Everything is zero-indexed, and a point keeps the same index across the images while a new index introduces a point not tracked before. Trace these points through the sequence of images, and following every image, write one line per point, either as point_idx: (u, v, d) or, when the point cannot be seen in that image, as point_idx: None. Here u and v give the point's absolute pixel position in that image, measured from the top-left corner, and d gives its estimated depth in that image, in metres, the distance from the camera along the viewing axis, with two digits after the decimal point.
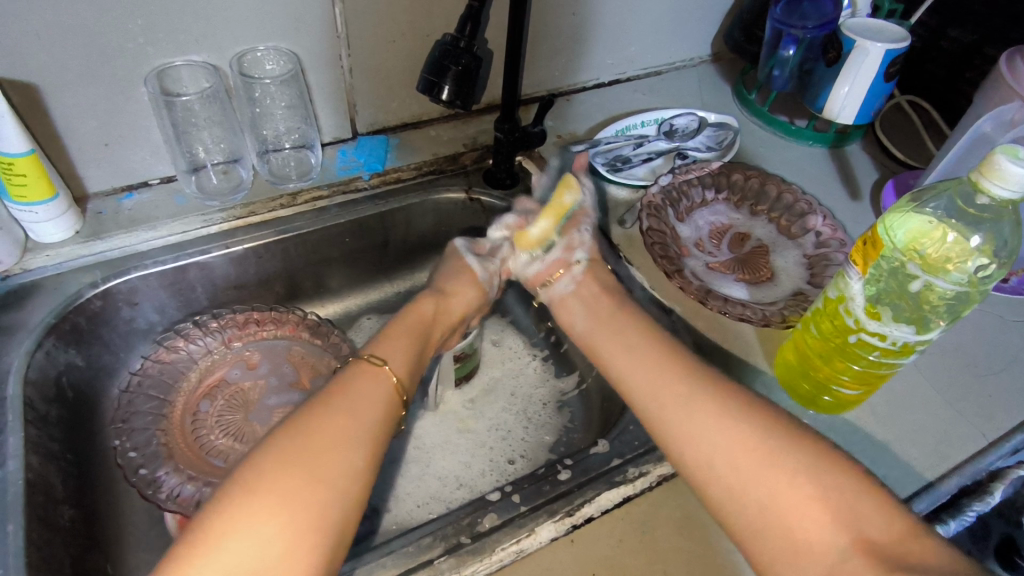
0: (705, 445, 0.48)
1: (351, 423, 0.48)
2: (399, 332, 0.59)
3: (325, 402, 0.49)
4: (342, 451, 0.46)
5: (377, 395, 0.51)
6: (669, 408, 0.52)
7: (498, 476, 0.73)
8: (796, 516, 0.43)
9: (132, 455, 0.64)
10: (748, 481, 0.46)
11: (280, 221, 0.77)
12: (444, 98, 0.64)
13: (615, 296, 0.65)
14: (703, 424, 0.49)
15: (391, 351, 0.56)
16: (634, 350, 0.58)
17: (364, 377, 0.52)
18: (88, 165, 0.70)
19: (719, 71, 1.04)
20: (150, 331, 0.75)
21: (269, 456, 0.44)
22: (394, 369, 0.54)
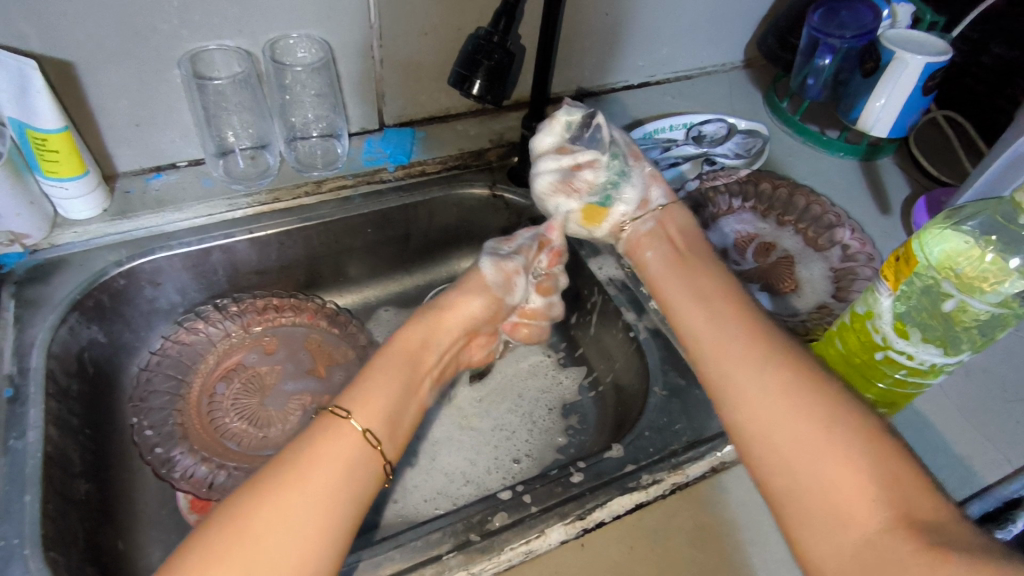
0: (748, 387, 0.49)
1: (308, 495, 0.44)
2: (384, 375, 0.53)
3: (279, 472, 0.45)
4: (294, 528, 0.43)
5: (337, 458, 0.47)
6: (714, 344, 0.53)
7: (505, 475, 0.73)
8: (838, 488, 0.41)
9: (149, 433, 0.64)
10: (793, 440, 0.44)
11: (304, 209, 0.77)
12: (474, 93, 0.63)
13: (696, 246, 0.64)
14: (748, 369, 0.49)
15: (371, 402, 0.51)
16: (705, 307, 0.56)
17: (327, 441, 0.48)
18: (118, 144, 0.71)
19: (751, 78, 1.03)
20: (171, 311, 0.75)
21: (223, 527, 0.42)
22: (362, 422, 0.49)
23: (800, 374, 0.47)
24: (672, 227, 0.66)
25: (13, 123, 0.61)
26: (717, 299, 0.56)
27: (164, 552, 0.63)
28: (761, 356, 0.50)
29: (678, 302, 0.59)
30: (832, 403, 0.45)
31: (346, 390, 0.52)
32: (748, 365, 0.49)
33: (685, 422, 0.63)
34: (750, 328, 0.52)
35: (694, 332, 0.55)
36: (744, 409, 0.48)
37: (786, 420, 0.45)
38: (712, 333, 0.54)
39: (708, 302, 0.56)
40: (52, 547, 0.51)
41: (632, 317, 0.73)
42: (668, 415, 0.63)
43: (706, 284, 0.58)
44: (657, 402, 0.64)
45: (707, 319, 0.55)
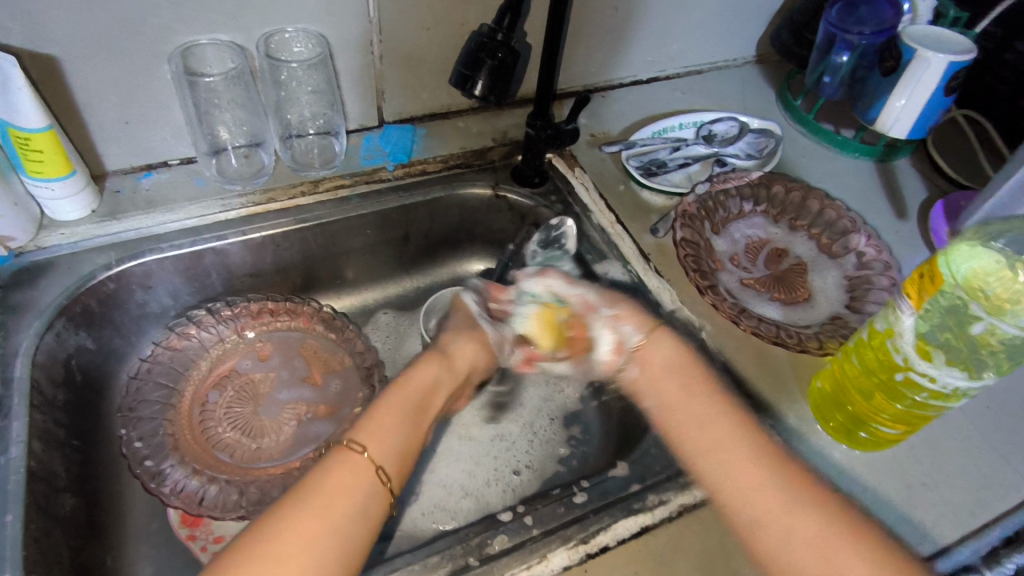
0: (785, 552, 0.45)
1: (327, 518, 0.45)
2: (388, 408, 0.54)
3: (310, 490, 0.46)
4: (316, 550, 0.43)
5: (349, 490, 0.47)
6: (733, 496, 0.48)
7: (504, 487, 0.72)
8: (831, 569, 0.43)
9: (138, 445, 0.62)
10: (789, 535, 0.45)
11: (300, 209, 0.74)
12: (477, 93, 0.60)
13: (684, 357, 0.56)
14: (778, 531, 0.45)
15: (381, 434, 0.51)
16: (721, 446, 0.50)
17: (338, 469, 0.48)
18: (106, 142, 0.68)
19: (763, 73, 0.99)
20: (163, 315, 0.73)
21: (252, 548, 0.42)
22: (375, 456, 0.50)
23: (772, 470, 0.48)
24: (656, 356, 0.57)
25: None
26: (687, 386, 0.54)
27: (154, 567, 0.61)
28: (793, 513, 0.45)
29: (687, 435, 0.52)
30: (793, 490, 0.46)
31: (358, 422, 0.52)
32: (782, 524, 0.45)
33: None
34: (726, 424, 0.51)
35: (683, 426, 0.52)
36: None
37: (762, 502, 0.46)
38: (693, 436, 0.51)
39: (683, 395, 0.54)
40: (35, 568, 0.50)
41: None
42: None
43: (680, 370, 0.55)
44: None
45: (720, 471, 0.49)
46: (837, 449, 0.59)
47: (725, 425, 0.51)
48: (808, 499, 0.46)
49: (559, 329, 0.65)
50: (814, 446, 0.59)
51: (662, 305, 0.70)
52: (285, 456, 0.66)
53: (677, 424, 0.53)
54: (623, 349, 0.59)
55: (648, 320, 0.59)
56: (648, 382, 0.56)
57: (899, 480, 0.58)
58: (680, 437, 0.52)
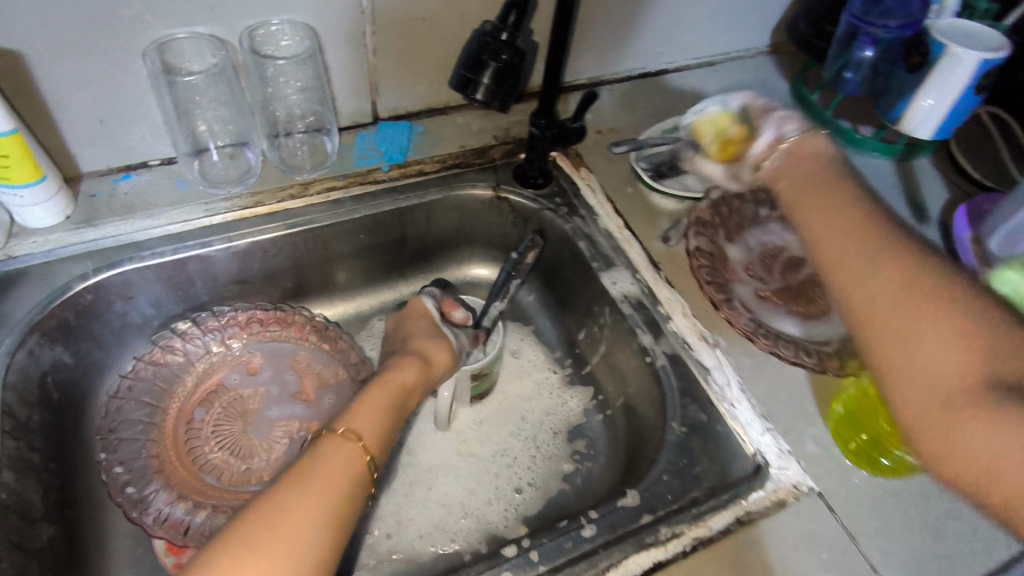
0: (873, 300, 0.50)
1: (318, 497, 0.46)
2: (372, 400, 0.56)
3: (299, 476, 0.47)
4: (319, 522, 0.45)
5: (339, 472, 0.48)
6: (835, 263, 0.54)
7: (506, 506, 0.68)
8: (934, 370, 0.44)
9: (119, 471, 0.59)
10: (881, 300, 0.49)
11: (290, 213, 0.70)
12: (478, 98, 0.55)
13: (833, 185, 0.59)
14: (876, 280, 0.50)
15: (370, 423, 0.53)
16: (841, 224, 0.56)
17: (329, 454, 0.49)
18: (80, 143, 0.63)
19: (777, 64, 0.94)
20: (145, 325, 0.69)
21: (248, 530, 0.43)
22: (366, 443, 0.52)
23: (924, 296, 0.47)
24: (804, 156, 0.63)
25: None
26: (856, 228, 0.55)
27: None
28: (899, 277, 0.49)
29: (816, 226, 0.58)
30: (904, 285, 0.48)
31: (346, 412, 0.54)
32: (874, 284, 0.50)
33: (707, 464, 0.57)
34: (878, 264, 0.51)
35: (814, 229, 0.58)
36: (876, 309, 0.49)
37: (867, 282, 0.51)
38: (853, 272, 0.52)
39: (851, 231, 0.55)
40: None
41: (647, 340, 0.66)
42: (688, 456, 0.58)
43: (841, 219, 0.56)
44: (675, 440, 0.59)
45: (846, 233, 0.55)
46: (857, 474, 0.56)
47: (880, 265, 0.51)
48: (956, 319, 0.45)
49: (727, 139, 0.70)
50: (834, 473, 0.57)
51: (673, 318, 0.66)
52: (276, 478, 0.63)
53: (830, 258, 0.55)
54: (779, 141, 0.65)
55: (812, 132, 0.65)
56: (814, 227, 0.58)
57: (923, 511, 0.55)
58: (827, 267, 0.55)
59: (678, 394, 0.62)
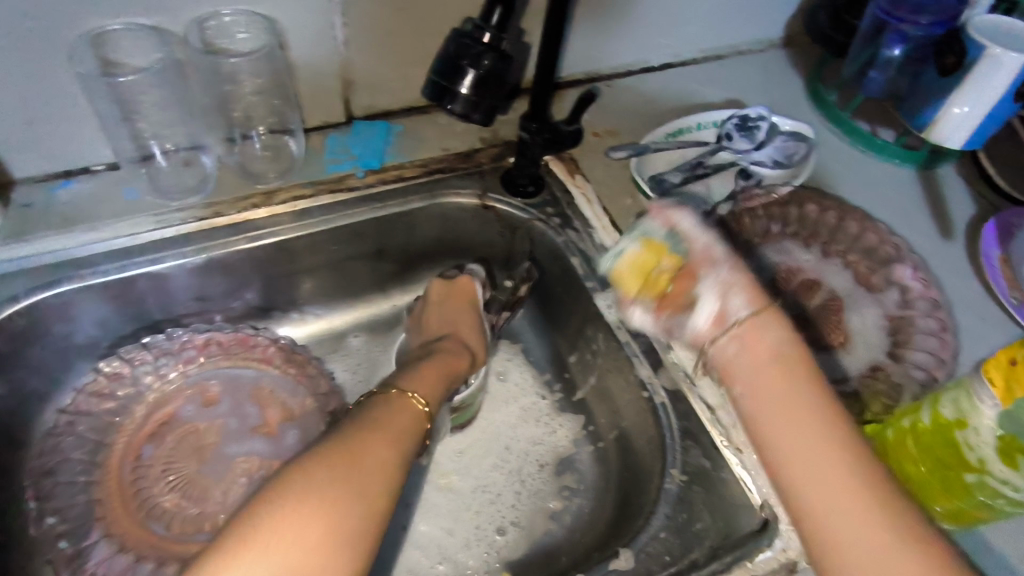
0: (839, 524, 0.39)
1: (393, 440, 0.46)
2: (429, 370, 0.56)
3: (367, 422, 0.47)
4: (388, 470, 0.44)
5: (410, 423, 0.49)
6: (783, 437, 0.42)
7: (486, 549, 0.63)
8: None
9: (52, 522, 0.53)
10: (854, 525, 0.38)
11: (252, 226, 0.63)
12: (456, 110, 0.48)
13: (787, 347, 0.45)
14: (837, 498, 0.39)
15: (430, 385, 0.54)
16: (800, 411, 0.42)
17: (396, 406, 0.50)
18: (9, 147, 0.56)
19: (790, 59, 0.87)
20: (92, 347, 0.61)
21: (306, 487, 0.41)
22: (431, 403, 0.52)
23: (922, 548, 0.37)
24: (762, 343, 0.45)
25: None
26: (818, 419, 0.42)
27: None
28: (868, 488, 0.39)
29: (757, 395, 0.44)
30: (875, 498, 0.39)
31: (408, 377, 0.54)
32: (843, 500, 0.39)
33: (708, 520, 0.52)
34: (861, 499, 0.39)
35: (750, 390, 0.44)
36: (833, 527, 0.39)
37: (835, 494, 0.39)
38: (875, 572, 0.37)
39: (838, 485, 0.39)
40: None
41: (645, 372, 0.60)
42: (687, 510, 0.52)
43: (799, 408, 0.42)
44: (674, 491, 0.53)
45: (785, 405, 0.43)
46: None
47: (876, 511, 0.38)
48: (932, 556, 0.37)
49: (657, 276, 0.53)
50: None
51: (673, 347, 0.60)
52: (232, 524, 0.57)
53: (787, 460, 0.41)
54: (724, 325, 0.47)
55: (757, 295, 0.47)
56: (774, 424, 0.43)
57: None
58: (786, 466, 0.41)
59: (677, 434, 0.56)
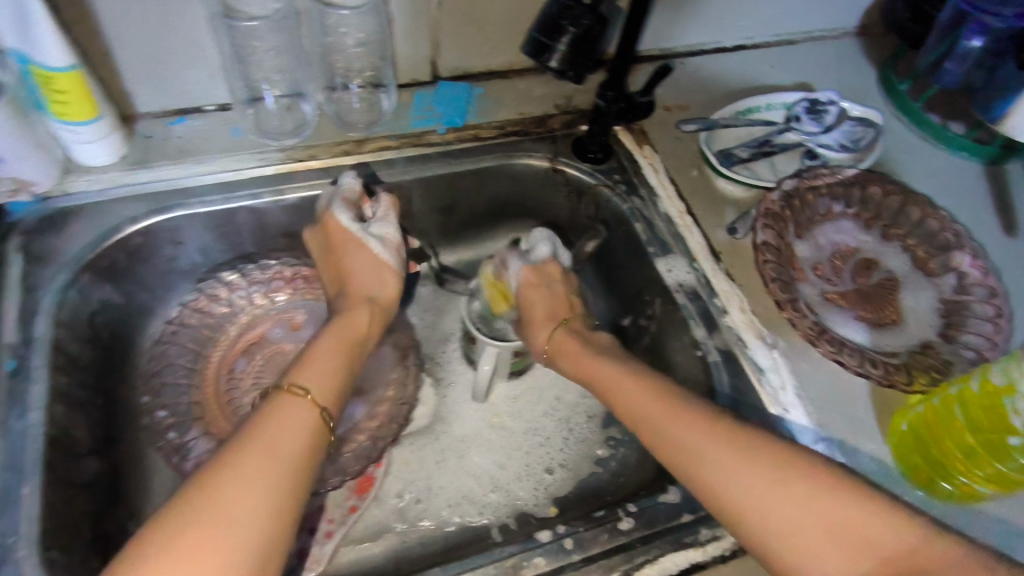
0: (727, 483, 0.45)
1: (276, 452, 0.45)
2: (320, 353, 0.54)
3: (248, 438, 0.46)
4: (272, 477, 0.44)
5: (298, 425, 0.48)
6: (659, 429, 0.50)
7: (534, 486, 0.67)
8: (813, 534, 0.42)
9: (162, 415, 0.62)
10: (731, 479, 0.45)
11: (342, 170, 0.68)
12: (553, 67, 0.52)
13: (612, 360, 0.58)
14: (718, 462, 0.46)
15: (319, 375, 0.53)
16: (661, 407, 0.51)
17: (284, 411, 0.49)
18: (138, 82, 0.62)
19: (864, 48, 0.87)
20: (192, 271, 0.68)
21: (177, 524, 0.40)
22: (318, 398, 0.51)
23: (781, 458, 0.45)
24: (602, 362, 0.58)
25: (15, 57, 0.52)
26: (669, 409, 0.51)
27: None
28: (726, 444, 0.47)
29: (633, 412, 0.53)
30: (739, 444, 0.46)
31: (295, 369, 0.53)
32: (720, 462, 0.46)
33: None
34: (727, 449, 0.46)
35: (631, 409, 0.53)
36: (730, 484, 0.45)
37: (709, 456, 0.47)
38: (762, 499, 0.44)
39: (709, 450, 0.47)
40: (54, 545, 0.47)
41: (700, 333, 0.62)
42: None
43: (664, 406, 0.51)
44: None
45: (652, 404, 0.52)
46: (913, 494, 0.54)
47: (736, 449, 0.46)
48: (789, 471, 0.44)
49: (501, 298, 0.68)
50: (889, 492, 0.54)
51: (729, 312, 0.63)
52: None
53: (673, 447, 0.49)
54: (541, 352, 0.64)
55: (559, 303, 0.65)
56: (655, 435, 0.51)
57: None
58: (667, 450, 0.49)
59: (728, 391, 0.59)
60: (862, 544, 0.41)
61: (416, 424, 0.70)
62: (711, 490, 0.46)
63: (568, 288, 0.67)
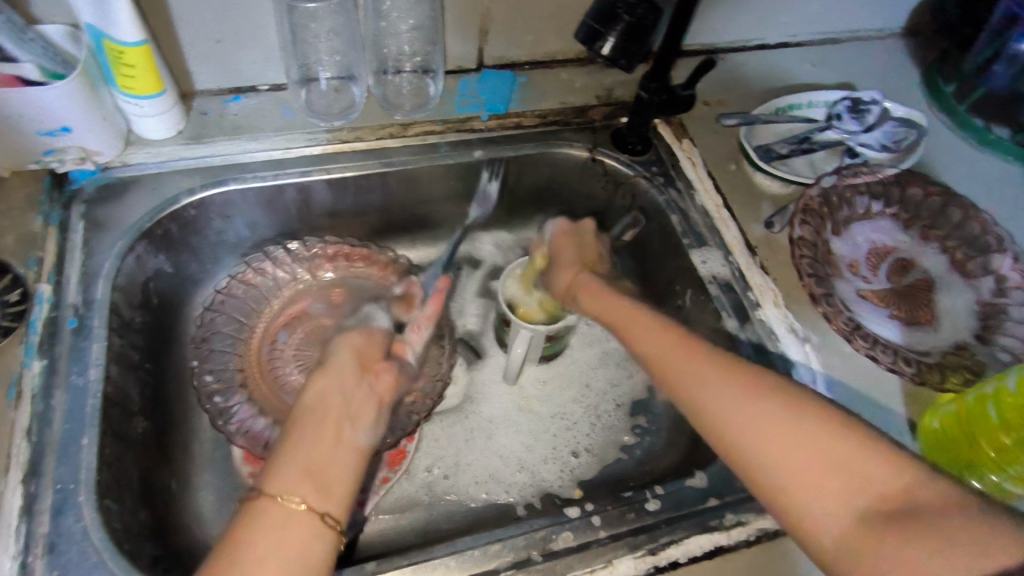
0: (703, 382, 0.46)
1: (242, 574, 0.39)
2: (299, 436, 0.48)
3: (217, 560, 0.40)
4: None
5: (268, 534, 0.41)
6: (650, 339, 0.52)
7: (560, 469, 0.69)
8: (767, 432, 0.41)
9: (208, 380, 0.63)
10: (705, 378, 0.46)
11: (386, 153, 0.70)
12: (605, 55, 0.53)
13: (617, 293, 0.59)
14: (696, 362, 0.47)
15: (290, 469, 0.45)
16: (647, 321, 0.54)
17: (248, 523, 0.42)
18: (198, 60, 0.64)
19: (910, 49, 0.87)
20: (239, 245, 0.71)
21: None
22: (284, 493, 0.43)
23: (765, 390, 0.43)
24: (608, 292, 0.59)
25: (90, 31, 0.55)
26: (671, 340, 0.50)
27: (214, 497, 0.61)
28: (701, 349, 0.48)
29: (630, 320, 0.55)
30: (714, 353, 0.47)
31: (266, 465, 0.46)
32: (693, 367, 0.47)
33: None
34: (697, 355, 0.48)
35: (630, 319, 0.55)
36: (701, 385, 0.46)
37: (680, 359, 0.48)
38: (733, 405, 0.44)
39: (704, 376, 0.46)
40: (108, 495, 0.50)
41: (733, 325, 0.63)
42: None
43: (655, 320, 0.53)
44: None
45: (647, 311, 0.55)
46: None
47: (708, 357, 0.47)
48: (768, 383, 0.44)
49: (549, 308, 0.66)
50: None
51: (762, 306, 0.64)
52: None
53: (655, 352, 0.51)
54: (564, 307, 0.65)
55: (586, 251, 0.66)
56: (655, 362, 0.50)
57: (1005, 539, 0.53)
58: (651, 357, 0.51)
59: None
60: (851, 475, 0.38)
61: (447, 404, 0.71)
62: (706, 418, 0.45)
63: (599, 246, 0.67)
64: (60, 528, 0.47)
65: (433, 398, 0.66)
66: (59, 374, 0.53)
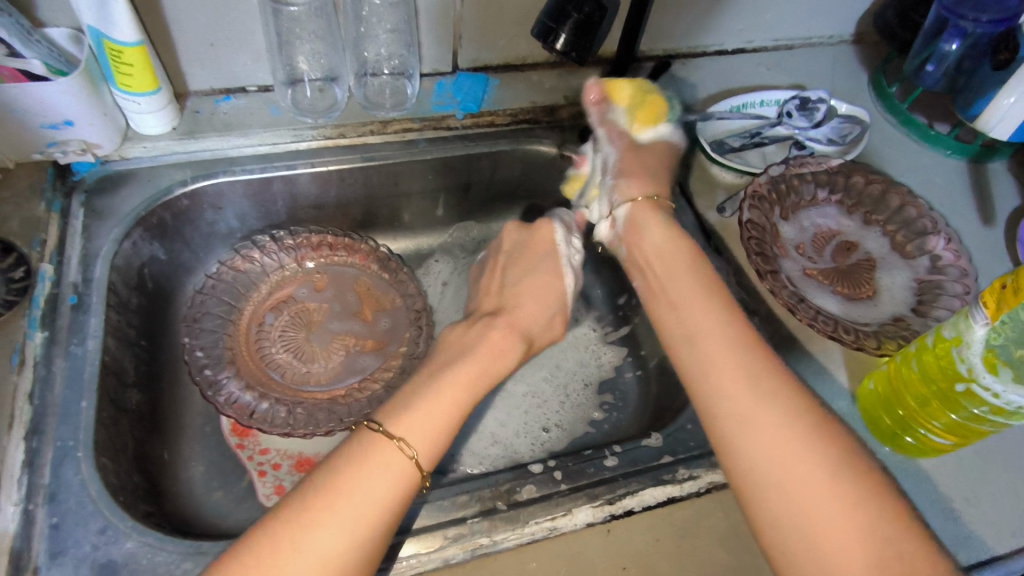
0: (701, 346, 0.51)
1: (349, 506, 0.43)
2: (442, 399, 0.50)
3: (337, 473, 0.45)
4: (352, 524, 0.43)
5: (382, 471, 0.45)
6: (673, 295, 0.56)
7: (532, 442, 0.73)
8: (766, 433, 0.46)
9: (199, 354, 0.67)
10: (709, 352, 0.51)
11: (368, 148, 0.75)
12: (558, 48, 0.59)
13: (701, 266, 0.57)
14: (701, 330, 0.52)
15: (425, 427, 0.48)
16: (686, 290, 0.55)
17: (371, 451, 0.46)
18: (191, 63, 0.70)
19: (858, 56, 0.93)
20: (229, 236, 0.76)
21: (274, 534, 0.42)
22: (410, 447, 0.47)
23: (824, 444, 0.45)
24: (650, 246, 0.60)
25: (90, 32, 0.59)
26: (704, 303, 0.54)
27: (205, 467, 0.65)
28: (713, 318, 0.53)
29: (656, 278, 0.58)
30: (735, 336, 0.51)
31: (395, 406, 0.49)
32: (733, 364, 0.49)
33: None
34: (732, 343, 0.50)
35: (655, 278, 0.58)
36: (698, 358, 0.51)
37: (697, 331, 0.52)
38: (727, 394, 0.48)
39: (750, 412, 0.47)
40: (103, 454, 0.54)
41: None
42: None
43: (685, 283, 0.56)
44: None
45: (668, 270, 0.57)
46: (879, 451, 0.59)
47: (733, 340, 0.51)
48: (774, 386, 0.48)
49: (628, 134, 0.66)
50: None
51: None
52: (332, 383, 0.70)
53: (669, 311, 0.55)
54: (617, 225, 0.63)
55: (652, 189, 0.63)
56: (717, 371, 0.49)
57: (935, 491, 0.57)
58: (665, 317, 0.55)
59: None
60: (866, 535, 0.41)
61: None
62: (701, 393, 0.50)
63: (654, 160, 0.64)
64: (58, 481, 0.51)
65: (409, 372, 0.68)
66: (58, 343, 0.57)
